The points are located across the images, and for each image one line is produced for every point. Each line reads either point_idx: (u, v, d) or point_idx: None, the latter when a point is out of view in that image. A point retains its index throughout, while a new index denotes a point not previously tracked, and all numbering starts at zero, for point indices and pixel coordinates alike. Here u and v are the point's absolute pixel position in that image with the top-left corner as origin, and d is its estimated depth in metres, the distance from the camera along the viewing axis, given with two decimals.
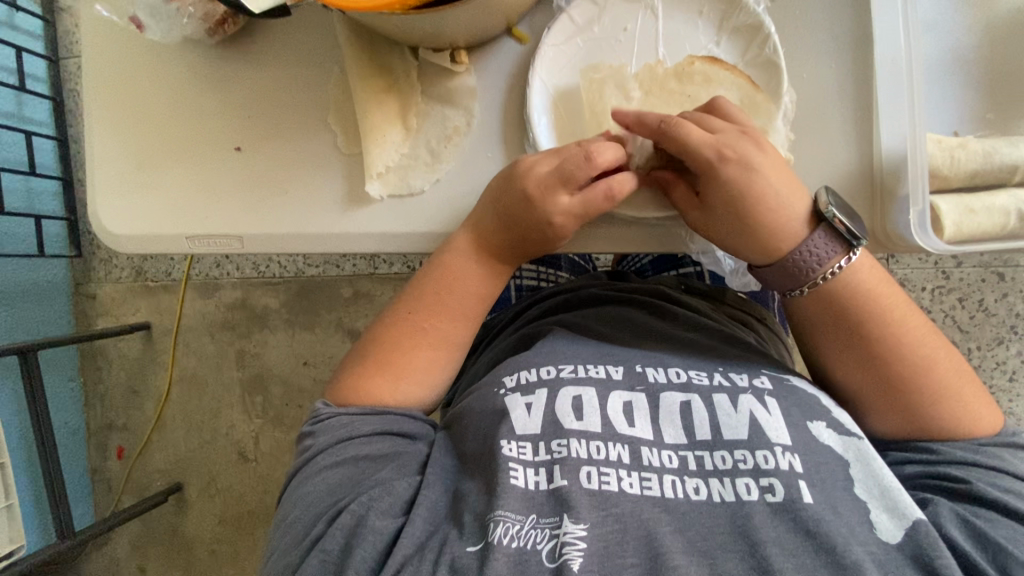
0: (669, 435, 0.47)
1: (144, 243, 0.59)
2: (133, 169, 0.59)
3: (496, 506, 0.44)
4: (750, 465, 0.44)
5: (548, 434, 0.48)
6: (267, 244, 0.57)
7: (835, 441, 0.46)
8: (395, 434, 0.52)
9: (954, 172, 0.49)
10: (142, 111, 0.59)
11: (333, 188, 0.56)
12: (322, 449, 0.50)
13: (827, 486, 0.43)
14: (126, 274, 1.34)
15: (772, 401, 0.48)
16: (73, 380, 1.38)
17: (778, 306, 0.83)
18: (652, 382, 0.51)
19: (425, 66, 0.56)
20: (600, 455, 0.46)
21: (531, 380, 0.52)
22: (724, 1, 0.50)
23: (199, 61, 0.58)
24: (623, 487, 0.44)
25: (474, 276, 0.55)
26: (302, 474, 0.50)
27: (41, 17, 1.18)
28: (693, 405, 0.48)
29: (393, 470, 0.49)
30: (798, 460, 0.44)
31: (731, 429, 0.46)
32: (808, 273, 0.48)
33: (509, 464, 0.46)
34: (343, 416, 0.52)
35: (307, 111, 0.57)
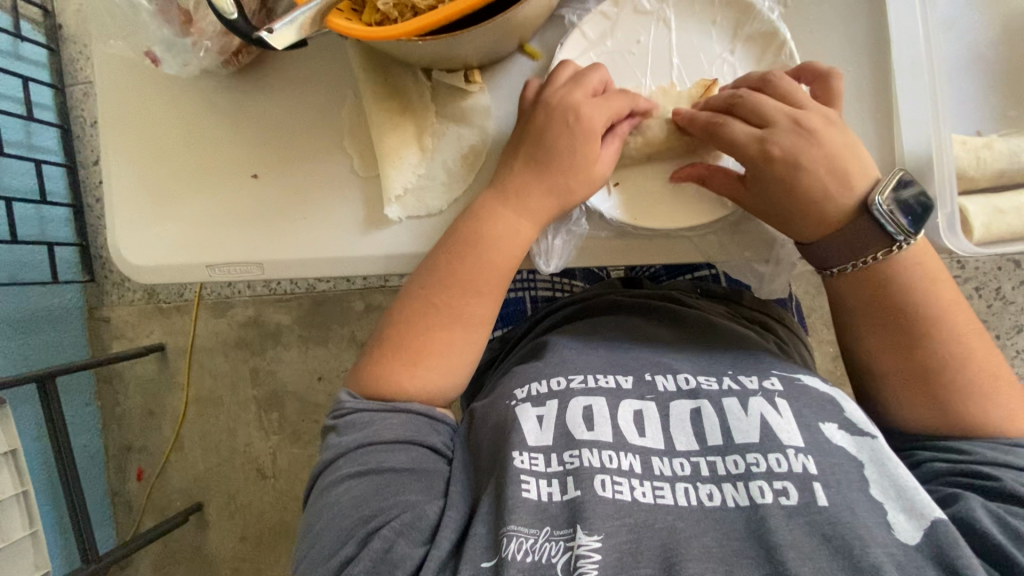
0: (680, 443, 0.47)
1: (165, 273, 0.60)
2: (152, 200, 0.60)
3: (507, 520, 0.44)
4: (763, 468, 0.44)
5: (560, 445, 0.48)
6: (285, 269, 0.58)
7: (848, 442, 0.45)
8: (419, 444, 0.50)
9: (981, 173, 0.49)
10: (160, 142, 0.59)
11: (352, 210, 0.57)
12: (347, 452, 0.49)
13: (842, 485, 0.42)
14: (140, 296, 1.35)
15: (782, 402, 0.48)
16: (91, 404, 1.39)
17: (797, 306, 0.81)
18: (661, 391, 0.51)
19: (438, 86, 0.56)
20: (612, 464, 0.46)
21: (542, 392, 0.52)
22: (736, 10, 0.50)
23: (215, 91, 0.58)
24: (636, 496, 0.44)
25: (499, 251, 0.52)
26: (327, 480, 0.49)
27: (43, 46, 1.18)
28: (703, 411, 0.48)
29: (417, 486, 0.49)
30: (812, 462, 0.43)
31: (742, 433, 0.46)
32: (839, 257, 0.48)
33: (521, 476, 0.46)
34: (366, 413, 0.51)
35: (323, 136, 0.57)
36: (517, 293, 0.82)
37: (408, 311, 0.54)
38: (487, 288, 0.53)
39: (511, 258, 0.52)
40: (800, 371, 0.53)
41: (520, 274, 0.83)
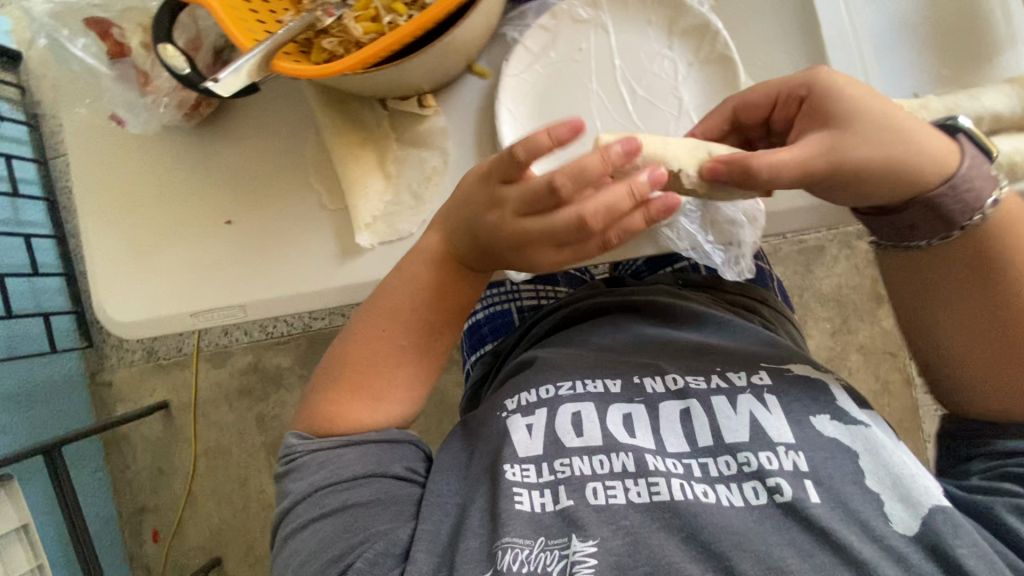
0: (672, 444, 0.48)
1: (150, 326, 0.62)
2: (131, 256, 0.62)
3: (503, 532, 0.45)
4: (754, 467, 0.45)
5: (550, 454, 0.49)
6: (268, 308, 0.60)
7: (842, 433, 0.47)
8: (381, 474, 0.50)
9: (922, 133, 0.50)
10: (132, 198, 0.61)
11: (326, 244, 0.58)
12: (302, 498, 0.49)
13: (834, 480, 0.44)
14: (139, 355, 1.37)
15: (771, 398, 0.49)
16: (100, 470, 1.38)
17: (779, 286, 0.82)
18: (650, 392, 0.52)
19: (395, 115, 0.57)
20: (603, 469, 0.47)
21: (532, 401, 0.53)
22: (669, 8, 0.51)
23: (181, 145, 0.60)
24: (630, 498, 0.45)
25: (415, 307, 0.54)
26: (288, 528, 0.49)
27: (24, 123, 1.22)
28: (693, 411, 0.49)
29: (386, 514, 0.48)
30: (803, 459, 0.45)
31: (732, 432, 0.48)
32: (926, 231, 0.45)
33: (514, 489, 0.47)
34: (316, 454, 0.50)
35: (290, 174, 0.59)
36: (504, 306, 0.83)
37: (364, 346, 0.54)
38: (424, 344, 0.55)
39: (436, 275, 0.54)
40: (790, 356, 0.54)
41: (503, 286, 0.84)
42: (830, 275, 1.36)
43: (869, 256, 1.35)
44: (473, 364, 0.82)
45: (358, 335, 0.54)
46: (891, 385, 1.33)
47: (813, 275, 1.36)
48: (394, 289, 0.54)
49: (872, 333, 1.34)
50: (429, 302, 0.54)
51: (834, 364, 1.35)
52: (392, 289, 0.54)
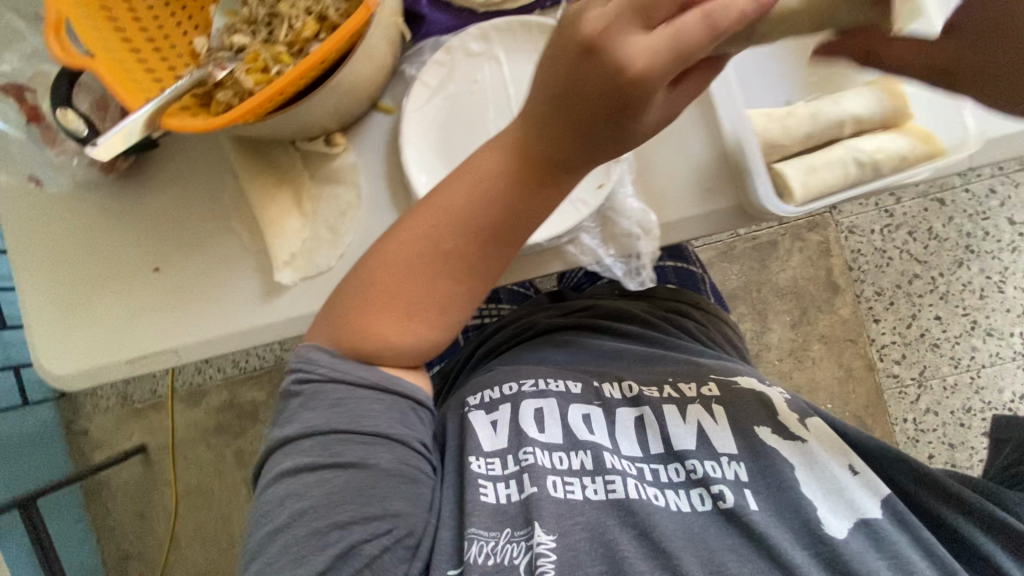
0: (626, 449, 0.55)
1: (89, 376, 0.63)
2: (65, 309, 0.63)
3: (469, 523, 0.51)
4: (699, 474, 0.52)
5: (514, 447, 0.55)
6: (201, 350, 0.61)
7: (782, 444, 0.54)
8: (403, 441, 0.52)
9: (790, 139, 0.53)
10: (63, 252, 0.63)
11: (250, 282, 0.60)
12: (315, 436, 0.51)
13: (773, 488, 0.51)
14: (113, 401, 1.39)
15: (718, 408, 0.56)
16: (82, 519, 1.37)
17: (712, 286, 0.85)
18: (608, 398, 0.58)
19: (308, 154, 0.59)
20: (563, 466, 0.53)
21: (495, 398, 0.59)
22: (553, 36, 0.54)
23: (106, 197, 0.62)
24: (588, 495, 0.51)
25: (468, 204, 0.50)
26: (286, 466, 0.51)
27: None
28: (646, 419, 0.56)
29: (402, 492, 0.51)
30: (744, 470, 0.52)
31: (681, 441, 0.54)
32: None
33: (479, 481, 0.53)
34: (341, 387, 0.52)
35: (213, 219, 0.60)
36: None
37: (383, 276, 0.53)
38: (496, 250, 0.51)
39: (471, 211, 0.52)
40: (738, 369, 0.61)
41: None
42: (786, 268, 1.38)
43: (821, 246, 1.37)
44: None
45: (407, 238, 0.52)
46: (855, 370, 1.35)
47: (769, 268, 1.37)
48: (451, 189, 0.51)
49: (832, 321, 1.36)
50: (488, 195, 0.49)
51: (798, 355, 1.36)
52: (467, 177, 0.50)
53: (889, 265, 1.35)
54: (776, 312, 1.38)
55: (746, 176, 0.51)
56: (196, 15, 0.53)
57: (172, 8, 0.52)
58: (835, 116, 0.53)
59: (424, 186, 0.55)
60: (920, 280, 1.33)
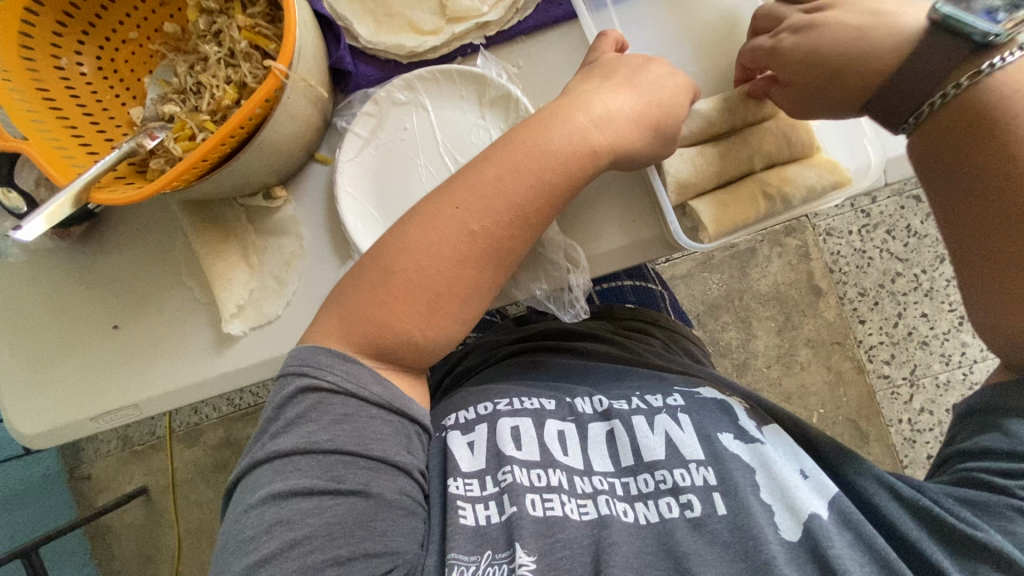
0: (598, 464, 0.54)
1: (59, 435, 0.65)
2: (32, 372, 0.65)
3: (448, 548, 0.49)
4: (670, 485, 0.51)
5: (493, 466, 0.54)
6: (161, 403, 0.63)
7: (742, 449, 0.53)
8: (404, 470, 0.50)
9: (703, 177, 0.55)
10: (30, 318, 0.66)
11: (204, 334, 0.62)
12: (315, 454, 0.47)
13: (738, 489, 0.50)
14: (114, 444, 1.41)
15: (684, 417, 0.56)
16: (88, 564, 1.39)
17: (672, 304, 0.86)
18: (581, 412, 0.58)
19: (252, 209, 0.61)
20: (541, 483, 0.52)
21: (471, 418, 0.58)
22: (475, 82, 0.56)
23: (66, 263, 0.64)
24: (566, 512, 0.51)
25: (498, 183, 0.49)
26: (278, 486, 0.46)
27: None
28: (616, 432, 0.55)
29: (400, 525, 0.49)
30: (712, 473, 0.51)
31: (650, 452, 0.54)
32: (915, 100, 0.49)
33: (458, 503, 0.52)
34: (348, 402, 0.49)
35: (165, 276, 0.63)
36: None
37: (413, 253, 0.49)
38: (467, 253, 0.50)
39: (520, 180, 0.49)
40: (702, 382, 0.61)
41: None
42: (767, 274, 1.38)
43: (800, 250, 1.37)
44: None
45: (470, 202, 0.49)
46: (845, 373, 1.33)
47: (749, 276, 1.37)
48: (468, 177, 0.50)
49: (817, 325, 1.35)
50: (522, 170, 0.49)
51: (787, 361, 1.35)
52: (450, 188, 0.50)
53: (870, 265, 1.33)
54: (760, 319, 1.37)
55: (660, 210, 0.53)
56: (133, 87, 0.56)
57: (111, 84, 0.55)
58: (741, 150, 0.56)
59: (361, 233, 0.56)
60: (903, 278, 1.32)
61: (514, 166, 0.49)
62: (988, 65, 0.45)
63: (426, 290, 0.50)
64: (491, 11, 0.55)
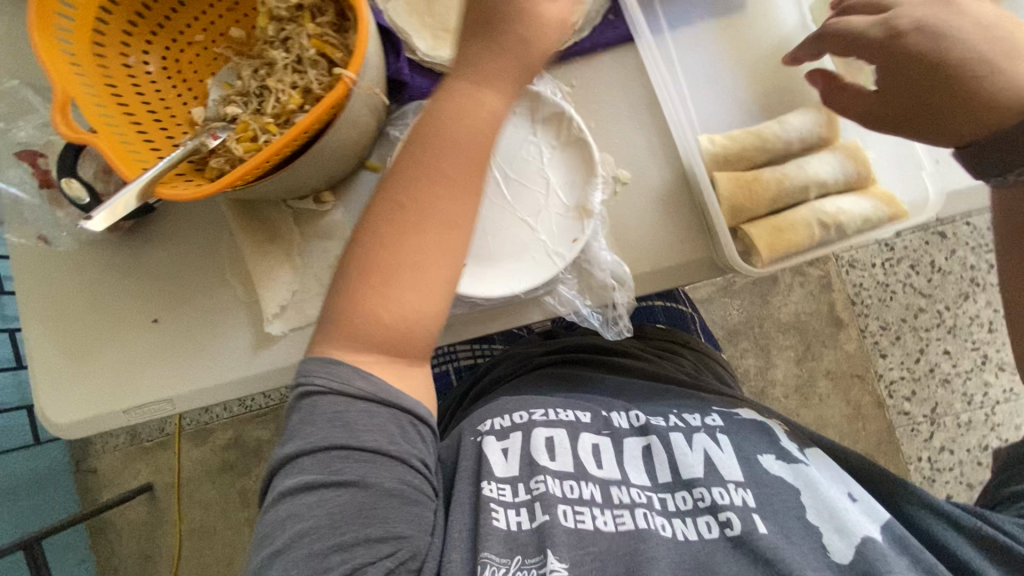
0: (635, 477, 0.55)
1: (90, 425, 0.66)
2: (67, 362, 0.66)
3: (481, 549, 0.50)
4: (708, 501, 0.52)
5: (525, 475, 0.55)
6: (195, 400, 0.64)
7: (785, 471, 0.54)
8: (402, 459, 0.49)
9: (756, 202, 0.56)
10: (66, 307, 0.66)
11: (243, 333, 0.62)
12: (314, 453, 0.48)
13: (779, 513, 0.51)
14: (122, 439, 1.41)
15: (723, 436, 0.57)
16: (86, 560, 1.37)
17: (700, 326, 0.86)
18: (617, 427, 0.60)
19: (299, 212, 0.62)
20: (574, 494, 0.53)
21: (507, 426, 0.59)
22: (529, 98, 0.56)
23: (110, 256, 0.65)
24: (598, 525, 0.51)
25: (434, 184, 0.51)
26: (286, 485, 0.48)
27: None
28: (653, 448, 0.57)
29: (404, 514, 0.49)
30: (750, 495, 0.52)
31: (688, 468, 0.55)
32: (992, 142, 0.49)
33: (492, 507, 0.53)
34: (335, 399, 0.49)
35: (209, 274, 0.63)
36: (441, 368, 0.86)
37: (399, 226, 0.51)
38: (449, 243, 0.52)
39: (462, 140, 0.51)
40: (740, 403, 0.63)
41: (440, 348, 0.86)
42: (788, 302, 1.37)
43: (822, 280, 1.36)
44: None
45: (418, 194, 0.51)
46: (864, 408, 1.32)
47: (770, 303, 1.36)
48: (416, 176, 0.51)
49: (837, 356, 1.34)
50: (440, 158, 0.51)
51: (805, 392, 1.34)
52: (394, 185, 0.52)
53: (892, 299, 1.33)
54: (779, 347, 1.36)
55: (714, 232, 0.53)
56: (195, 86, 0.57)
57: (175, 83, 0.57)
58: (798, 180, 0.57)
59: None
60: (926, 313, 1.31)
61: (443, 156, 0.51)
62: None
63: (416, 274, 0.51)
64: None
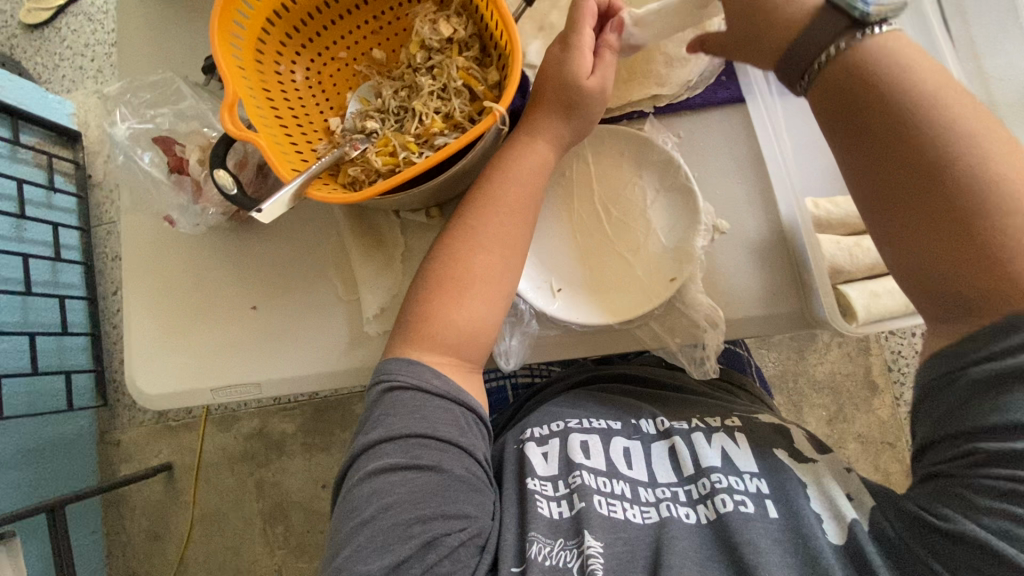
0: (661, 475, 0.57)
1: (175, 399, 0.68)
2: (164, 335, 0.69)
3: (529, 527, 0.53)
4: (725, 485, 0.53)
5: (564, 473, 0.58)
6: (280, 387, 0.66)
7: (791, 465, 0.55)
8: (471, 452, 0.53)
9: (855, 267, 0.59)
10: (170, 283, 0.70)
11: (338, 329, 0.66)
12: (396, 440, 0.52)
13: (791, 496, 0.52)
14: (149, 416, 1.41)
15: (740, 434, 0.59)
16: (97, 531, 1.39)
17: (757, 372, 0.87)
18: (644, 432, 0.62)
19: (406, 222, 0.66)
20: (606, 488, 0.56)
21: (546, 433, 0.63)
22: (640, 144, 0.60)
23: (221, 242, 0.69)
24: (628, 516, 0.54)
25: (498, 215, 0.57)
26: (370, 467, 0.51)
27: (45, 188, 1.30)
28: (677, 446, 0.59)
29: (471, 497, 0.52)
30: (764, 482, 0.53)
31: (706, 460, 0.56)
32: (812, 53, 0.48)
33: (535, 497, 0.56)
34: (418, 394, 0.53)
35: (313, 270, 0.67)
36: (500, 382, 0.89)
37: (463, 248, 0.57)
38: (503, 260, 0.57)
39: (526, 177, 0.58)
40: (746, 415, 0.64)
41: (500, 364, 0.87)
42: (824, 361, 1.38)
43: (858, 343, 1.38)
44: None
45: (483, 222, 0.57)
46: (892, 475, 1.31)
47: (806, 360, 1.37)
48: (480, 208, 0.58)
49: (869, 420, 1.34)
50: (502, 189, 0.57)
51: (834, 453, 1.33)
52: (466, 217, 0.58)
53: None
54: (811, 405, 1.37)
55: (809, 290, 0.56)
56: (334, 98, 0.61)
57: (316, 92, 0.61)
58: None
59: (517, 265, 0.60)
60: None
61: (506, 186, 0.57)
62: (864, 32, 0.46)
63: (476, 286, 0.56)
64: (666, 87, 0.61)
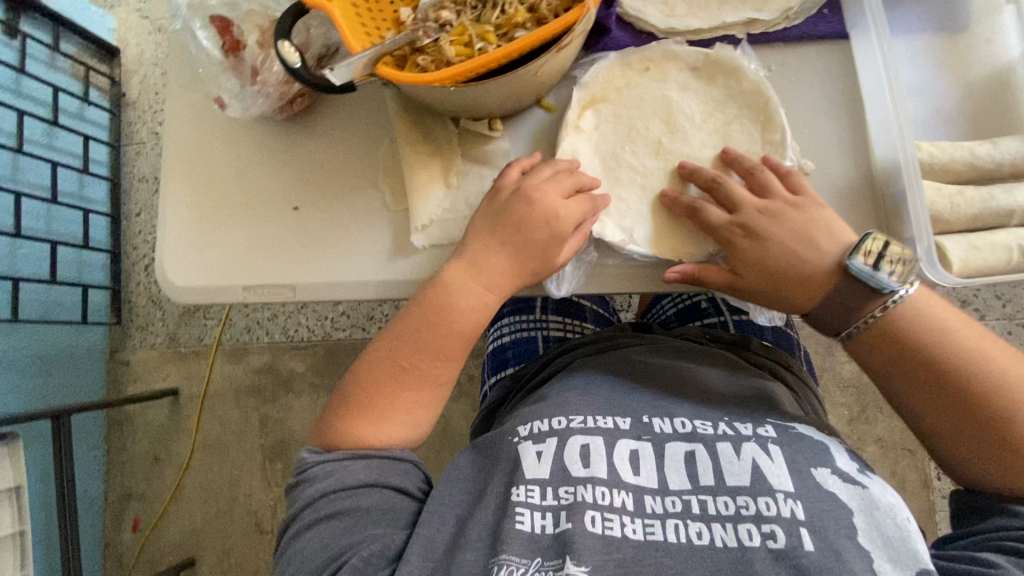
0: (674, 482, 0.51)
1: (204, 295, 0.66)
2: (200, 229, 0.66)
3: (501, 550, 0.48)
4: (752, 511, 0.48)
5: (557, 480, 0.52)
6: (315, 291, 0.63)
7: (840, 488, 0.50)
8: (383, 485, 0.53)
9: (954, 217, 0.58)
10: (211, 176, 0.67)
11: (381, 239, 0.63)
12: (309, 500, 0.53)
13: (829, 532, 0.46)
14: (160, 340, 1.39)
15: (774, 447, 0.53)
16: (98, 448, 1.40)
17: (804, 352, 0.83)
18: (658, 432, 0.56)
19: (464, 134, 0.63)
20: (604, 501, 0.50)
21: (542, 430, 0.57)
22: (730, 73, 0.59)
23: (270, 136, 0.66)
24: (626, 533, 0.48)
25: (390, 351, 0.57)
26: (292, 530, 0.53)
27: (79, 99, 1.28)
28: (697, 453, 0.53)
29: (385, 522, 0.52)
30: (799, 507, 0.47)
31: (733, 476, 0.50)
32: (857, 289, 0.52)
33: (518, 509, 0.51)
34: (329, 461, 0.54)
35: (361, 174, 0.64)
36: (530, 333, 0.86)
37: (385, 380, 0.57)
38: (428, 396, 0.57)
39: (423, 328, 0.57)
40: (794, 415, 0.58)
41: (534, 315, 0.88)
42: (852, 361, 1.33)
43: None
44: (492, 385, 0.85)
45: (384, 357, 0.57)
46: (909, 484, 1.27)
47: (835, 356, 1.31)
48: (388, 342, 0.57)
49: (891, 426, 1.29)
50: (439, 328, 0.56)
51: None
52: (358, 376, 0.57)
53: None
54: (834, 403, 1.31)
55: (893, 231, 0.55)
56: None
57: None
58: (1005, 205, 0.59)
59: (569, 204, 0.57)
60: None
61: (447, 322, 0.56)
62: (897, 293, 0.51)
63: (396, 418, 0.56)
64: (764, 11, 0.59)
